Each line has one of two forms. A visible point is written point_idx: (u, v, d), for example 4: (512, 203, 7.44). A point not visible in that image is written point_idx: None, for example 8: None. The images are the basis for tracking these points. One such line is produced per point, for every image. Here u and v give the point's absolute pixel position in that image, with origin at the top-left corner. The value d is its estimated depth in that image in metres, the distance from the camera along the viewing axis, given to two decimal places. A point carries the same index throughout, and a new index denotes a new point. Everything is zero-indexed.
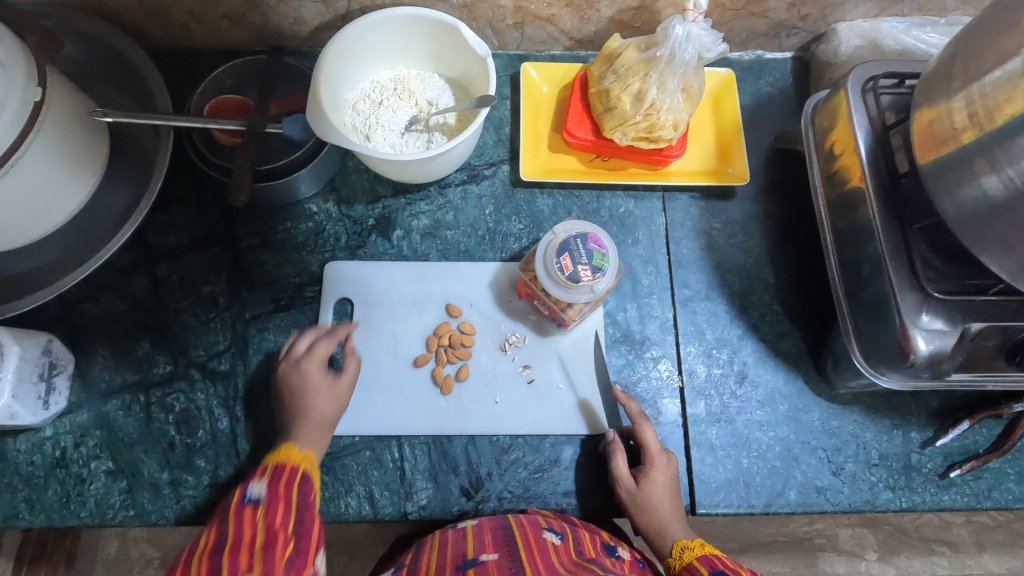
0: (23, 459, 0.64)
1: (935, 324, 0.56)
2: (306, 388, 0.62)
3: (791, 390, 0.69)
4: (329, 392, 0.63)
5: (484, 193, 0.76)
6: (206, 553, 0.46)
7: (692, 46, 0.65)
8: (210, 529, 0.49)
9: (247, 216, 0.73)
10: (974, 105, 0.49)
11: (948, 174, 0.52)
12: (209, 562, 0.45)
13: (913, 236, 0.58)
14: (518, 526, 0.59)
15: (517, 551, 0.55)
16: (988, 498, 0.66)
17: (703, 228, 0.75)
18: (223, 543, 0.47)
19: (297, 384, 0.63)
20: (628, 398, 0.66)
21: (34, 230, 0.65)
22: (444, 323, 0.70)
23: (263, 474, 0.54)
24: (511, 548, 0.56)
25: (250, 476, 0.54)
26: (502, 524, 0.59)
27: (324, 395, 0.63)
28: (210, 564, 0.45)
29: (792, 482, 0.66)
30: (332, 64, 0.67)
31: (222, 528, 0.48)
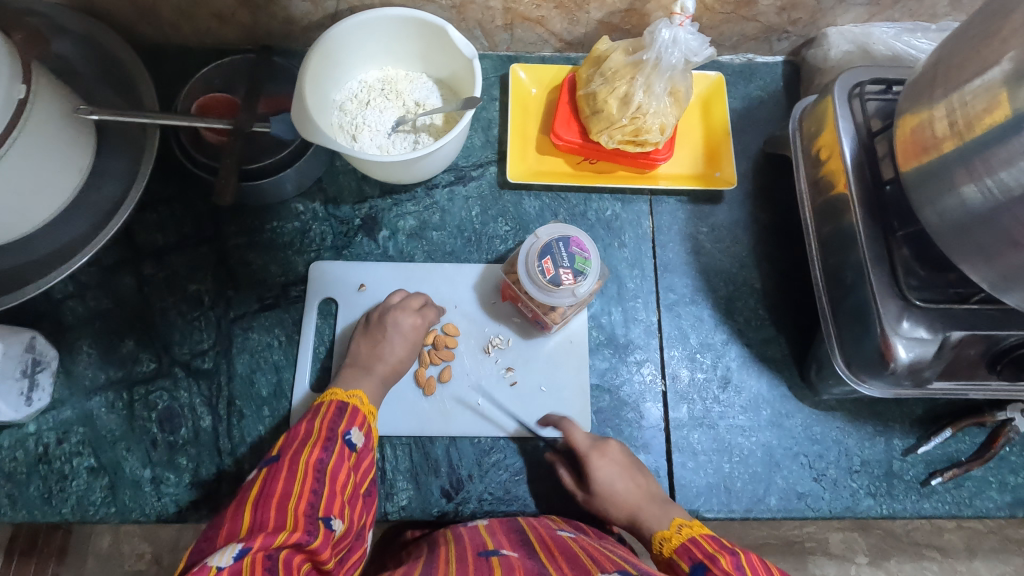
0: (6, 455, 0.64)
1: (916, 332, 0.56)
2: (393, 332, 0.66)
3: (775, 396, 0.69)
4: (411, 343, 0.66)
5: (471, 194, 0.76)
6: (314, 475, 0.53)
7: (679, 50, 0.65)
8: (315, 449, 0.55)
9: (233, 215, 0.73)
10: (955, 113, 0.49)
11: (930, 184, 0.52)
12: (313, 488, 0.52)
13: (896, 244, 0.58)
14: (532, 528, 0.59)
15: (535, 547, 0.54)
16: (970, 506, 0.66)
17: (690, 232, 0.75)
18: (326, 475, 0.54)
19: (386, 325, 0.66)
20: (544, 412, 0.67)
21: (19, 227, 0.65)
22: (447, 323, 0.70)
23: (364, 426, 0.60)
24: (530, 546, 0.55)
25: (353, 417, 0.59)
26: (517, 527, 0.59)
27: (403, 345, 0.66)
28: (313, 489, 0.52)
29: (773, 487, 0.66)
30: (318, 64, 0.67)
31: (327, 458, 0.55)
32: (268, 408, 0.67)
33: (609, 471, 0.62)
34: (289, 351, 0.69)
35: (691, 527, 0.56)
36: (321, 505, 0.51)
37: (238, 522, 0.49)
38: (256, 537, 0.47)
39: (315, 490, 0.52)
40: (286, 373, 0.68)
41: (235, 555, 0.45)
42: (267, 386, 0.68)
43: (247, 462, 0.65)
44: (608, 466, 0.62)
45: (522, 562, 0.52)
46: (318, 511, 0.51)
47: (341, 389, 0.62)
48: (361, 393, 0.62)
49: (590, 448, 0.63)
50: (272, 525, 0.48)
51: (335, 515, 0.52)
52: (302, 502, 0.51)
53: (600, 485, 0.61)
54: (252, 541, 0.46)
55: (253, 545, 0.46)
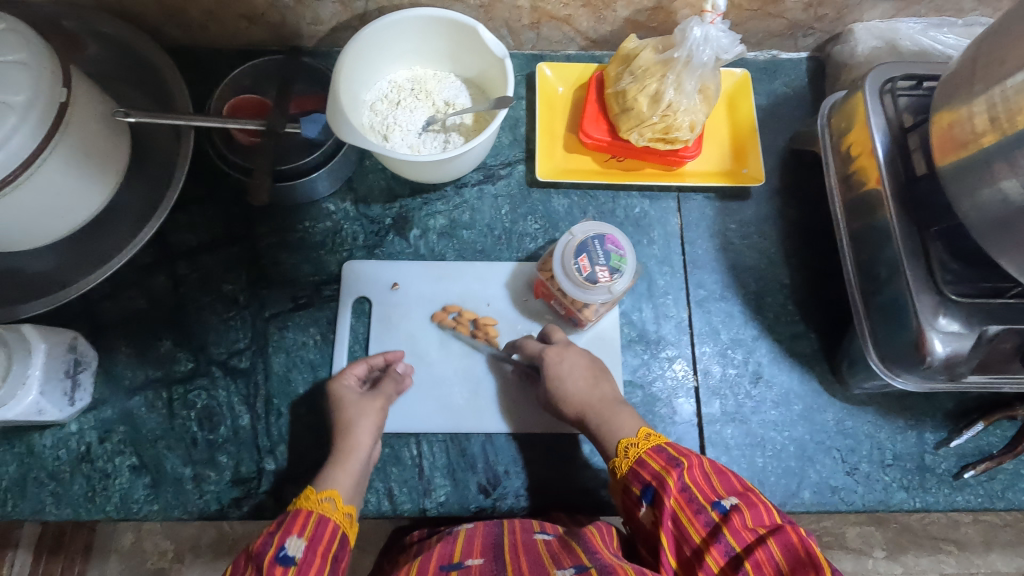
0: (49, 454, 0.65)
1: (953, 327, 0.56)
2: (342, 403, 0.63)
3: (806, 390, 0.70)
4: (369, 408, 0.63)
5: (500, 193, 0.76)
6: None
7: (710, 47, 0.65)
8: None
9: (265, 215, 0.73)
10: (995, 109, 0.49)
11: (967, 178, 0.52)
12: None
13: (931, 239, 0.59)
14: (510, 533, 0.59)
15: (502, 552, 0.56)
16: (1002, 499, 0.67)
17: (718, 228, 0.76)
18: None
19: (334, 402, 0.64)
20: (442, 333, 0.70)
21: (59, 229, 0.66)
22: (450, 302, 0.72)
23: (303, 529, 0.53)
24: (497, 551, 0.56)
25: (290, 524, 0.53)
26: (496, 531, 0.59)
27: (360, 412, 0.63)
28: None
29: (806, 481, 0.67)
30: (351, 64, 0.68)
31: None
32: (305, 406, 0.68)
33: (570, 369, 0.64)
34: (325, 349, 0.70)
35: (638, 445, 0.58)
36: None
37: None
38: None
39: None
40: (322, 372, 0.69)
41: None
42: (304, 384, 0.68)
43: (286, 460, 0.66)
44: (569, 361, 0.65)
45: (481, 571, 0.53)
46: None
47: (314, 488, 0.57)
48: (335, 494, 0.57)
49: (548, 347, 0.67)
50: None
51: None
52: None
53: (555, 381, 0.64)
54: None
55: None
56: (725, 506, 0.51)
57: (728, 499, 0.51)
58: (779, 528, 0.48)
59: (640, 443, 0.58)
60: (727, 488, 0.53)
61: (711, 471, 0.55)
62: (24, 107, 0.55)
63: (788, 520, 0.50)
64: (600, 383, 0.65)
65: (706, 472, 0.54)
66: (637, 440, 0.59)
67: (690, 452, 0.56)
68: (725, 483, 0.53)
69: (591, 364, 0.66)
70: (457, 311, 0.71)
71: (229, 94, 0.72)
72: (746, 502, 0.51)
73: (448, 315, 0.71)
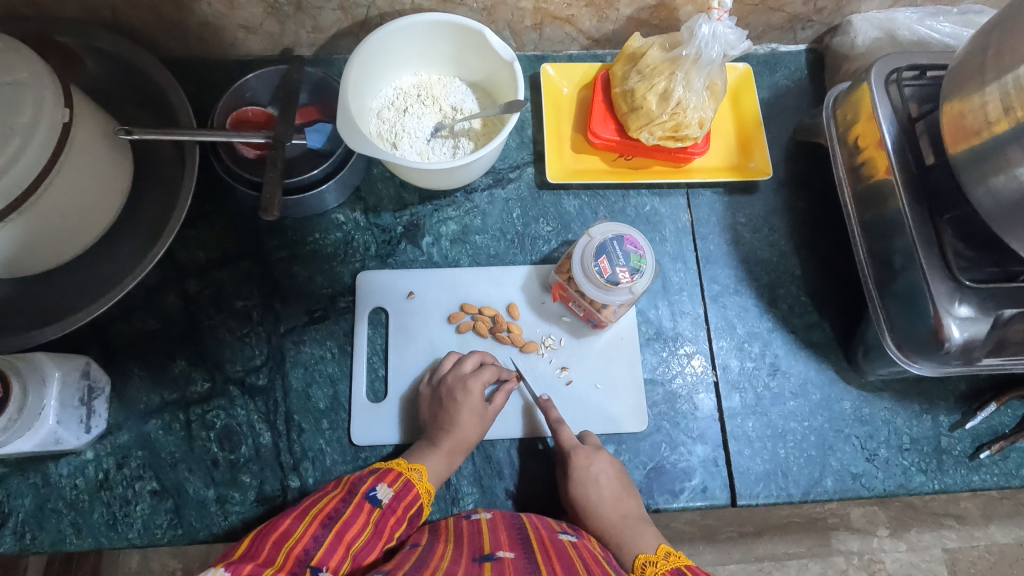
0: (66, 483, 0.63)
1: (968, 313, 0.58)
2: (463, 409, 0.64)
3: (823, 379, 0.71)
4: (477, 420, 0.65)
5: (510, 196, 0.76)
6: (320, 522, 0.52)
7: (718, 44, 0.65)
8: (334, 499, 0.55)
9: (275, 229, 0.72)
10: (1008, 97, 0.50)
11: (981, 165, 0.53)
12: (315, 534, 0.51)
13: (944, 226, 0.60)
14: (532, 526, 0.58)
15: (533, 549, 0.54)
16: (1017, 477, 0.68)
17: (728, 223, 0.76)
18: (335, 524, 0.53)
19: (459, 399, 0.64)
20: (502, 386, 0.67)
21: (65, 252, 0.64)
22: (467, 301, 0.71)
23: (393, 482, 0.59)
24: (528, 547, 0.54)
25: (382, 475, 0.59)
26: (517, 524, 0.59)
27: (470, 424, 0.64)
28: (314, 534, 0.51)
29: (828, 469, 0.68)
30: (358, 72, 0.67)
31: (343, 509, 0.55)
32: (327, 420, 0.67)
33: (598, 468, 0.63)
34: (343, 362, 0.69)
35: (656, 564, 0.59)
36: (316, 553, 0.50)
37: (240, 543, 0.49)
38: (244, 565, 0.46)
39: (317, 536, 0.51)
40: (342, 385, 0.68)
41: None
42: (323, 398, 0.68)
43: (310, 476, 0.65)
44: (591, 462, 0.63)
45: (515, 565, 0.51)
46: (311, 560, 0.49)
47: (405, 460, 0.62)
48: (422, 468, 0.61)
49: (578, 446, 0.64)
50: (262, 557, 0.48)
51: (327, 567, 0.50)
52: (299, 546, 0.50)
53: (578, 486, 0.62)
54: (239, 569, 0.45)
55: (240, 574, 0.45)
56: None
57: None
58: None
59: (658, 562, 0.59)
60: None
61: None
62: (27, 130, 0.54)
63: None
64: (622, 480, 0.64)
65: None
66: (655, 558, 0.60)
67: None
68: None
69: (619, 471, 0.65)
70: (474, 309, 0.71)
71: (231, 106, 0.71)
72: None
73: (465, 315, 0.71)
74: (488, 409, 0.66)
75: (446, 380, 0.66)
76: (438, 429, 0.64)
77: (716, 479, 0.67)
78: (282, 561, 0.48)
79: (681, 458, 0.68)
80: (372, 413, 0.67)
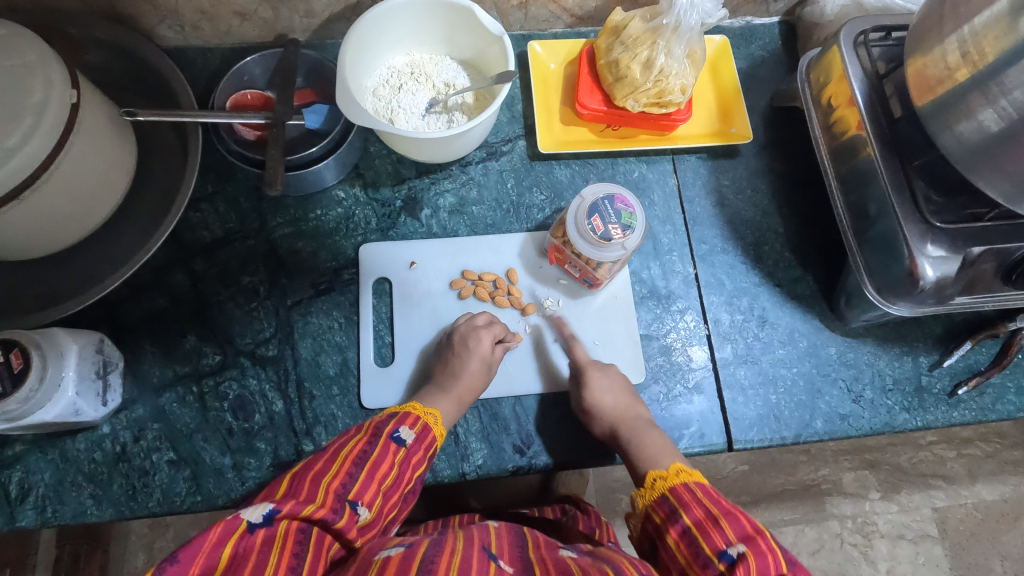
0: (84, 457, 0.65)
1: (940, 252, 0.61)
2: (473, 355, 0.67)
3: (809, 328, 0.74)
4: (485, 368, 0.67)
5: (504, 167, 0.79)
6: (352, 461, 0.55)
7: (696, 13, 0.69)
8: (360, 441, 0.57)
9: (277, 207, 0.74)
10: (966, 44, 0.54)
11: (947, 112, 0.57)
12: (349, 471, 0.54)
13: (914, 173, 0.63)
14: (534, 534, 0.59)
15: (533, 564, 0.53)
16: (993, 411, 0.72)
17: (712, 186, 0.80)
18: (365, 463, 0.56)
19: (470, 346, 0.67)
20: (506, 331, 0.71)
21: (74, 233, 0.66)
22: (467, 269, 0.74)
23: (415, 424, 0.61)
24: (528, 564, 0.53)
25: (403, 417, 0.61)
26: (521, 530, 0.59)
27: (479, 371, 0.67)
28: (348, 472, 0.54)
29: (817, 411, 0.71)
30: (354, 50, 0.69)
31: (371, 449, 0.57)
32: (337, 386, 0.69)
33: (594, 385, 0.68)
34: (350, 331, 0.71)
35: (644, 495, 0.61)
36: (352, 489, 0.54)
37: (278, 485, 0.53)
38: (286, 502, 0.49)
39: (351, 474, 0.54)
40: (350, 353, 0.70)
41: (266, 513, 0.47)
42: (333, 365, 0.70)
43: (324, 440, 0.67)
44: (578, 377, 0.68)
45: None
46: (349, 494, 0.53)
47: (420, 403, 0.64)
48: (436, 412, 0.64)
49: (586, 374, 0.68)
50: (304, 496, 0.51)
51: (363, 501, 0.54)
52: (335, 482, 0.53)
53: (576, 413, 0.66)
54: (281, 506, 0.49)
55: (283, 509, 0.49)
56: (730, 553, 0.52)
57: (737, 547, 0.52)
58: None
59: (647, 491, 0.61)
60: (734, 531, 0.54)
61: (715, 510, 0.56)
62: (38, 109, 0.56)
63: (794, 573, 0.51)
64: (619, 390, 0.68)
65: (707, 514, 0.56)
66: (643, 491, 0.62)
67: (692, 499, 0.58)
68: (734, 523, 0.55)
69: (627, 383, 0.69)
70: (474, 276, 0.74)
71: (230, 90, 0.73)
72: (754, 550, 0.52)
73: (466, 282, 0.74)
74: (493, 357, 0.69)
75: (457, 329, 0.69)
76: (449, 374, 0.66)
77: (713, 426, 0.70)
78: (321, 499, 0.51)
79: (679, 407, 0.71)
80: (380, 377, 0.69)
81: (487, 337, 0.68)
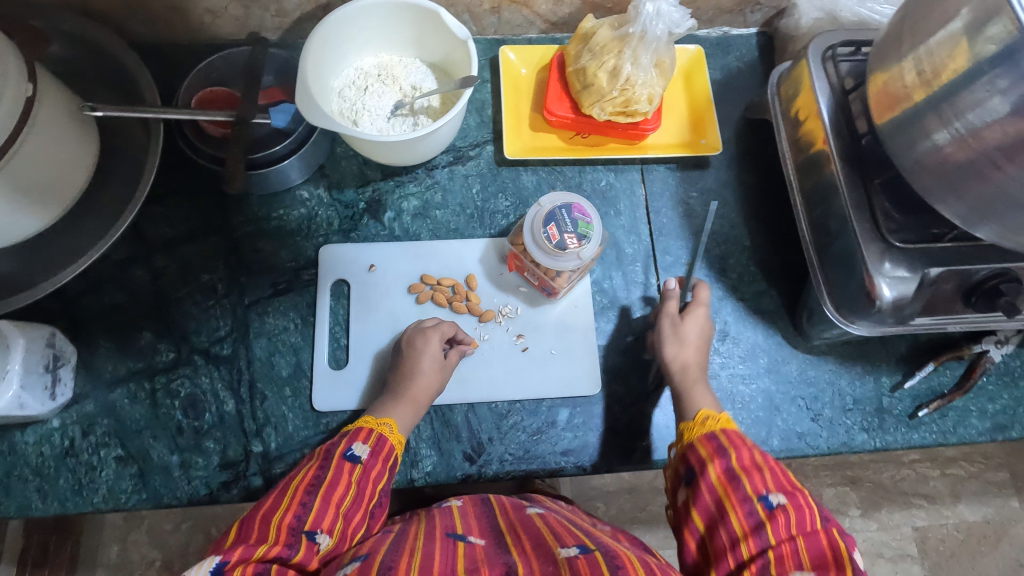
0: (32, 451, 0.65)
1: (898, 272, 0.60)
2: (423, 355, 0.66)
3: (771, 344, 0.74)
4: (439, 368, 0.67)
5: (470, 172, 0.78)
6: (303, 490, 0.55)
7: (662, 22, 0.68)
8: (312, 468, 0.57)
9: (239, 205, 0.74)
10: (922, 64, 0.53)
11: (904, 132, 0.56)
12: (302, 501, 0.54)
13: (874, 191, 0.63)
14: (500, 507, 0.60)
15: (502, 532, 0.54)
16: (954, 434, 0.71)
17: (681, 197, 0.79)
18: (318, 489, 0.55)
19: (418, 346, 0.67)
20: (462, 334, 0.71)
21: (31, 226, 0.66)
22: (426, 273, 0.74)
23: (368, 439, 0.60)
24: (498, 534, 0.54)
25: (354, 434, 0.60)
26: (488, 508, 0.60)
27: (431, 372, 0.66)
28: (301, 502, 0.54)
29: (775, 429, 0.71)
30: (317, 51, 0.69)
31: (324, 473, 0.56)
32: (289, 388, 0.69)
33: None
34: (306, 332, 0.71)
35: (694, 428, 0.60)
36: (308, 519, 0.53)
37: (231, 534, 0.52)
38: (235, 549, 0.48)
39: (305, 503, 0.54)
40: (304, 354, 0.70)
41: (214, 567, 0.46)
42: (287, 366, 0.70)
43: (273, 442, 0.67)
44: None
45: (486, 551, 0.51)
46: (304, 525, 0.52)
47: (373, 415, 0.63)
48: (392, 422, 0.63)
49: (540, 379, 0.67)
50: (255, 537, 0.50)
51: (322, 529, 0.53)
52: (288, 515, 0.52)
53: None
54: (230, 555, 0.48)
55: (232, 558, 0.47)
56: (771, 500, 0.52)
57: (778, 496, 0.52)
58: (823, 534, 0.49)
59: (698, 425, 0.60)
60: (773, 483, 0.53)
61: (756, 461, 0.55)
62: None
63: (827, 517, 0.51)
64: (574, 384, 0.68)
65: (753, 460, 0.55)
66: (695, 422, 0.61)
67: (742, 442, 0.57)
68: (773, 476, 0.54)
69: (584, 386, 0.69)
70: (433, 280, 0.73)
71: (196, 87, 0.73)
72: (794, 503, 0.52)
73: (425, 286, 0.73)
74: (446, 360, 0.68)
75: (406, 332, 0.69)
76: (402, 379, 0.65)
77: (667, 440, 0.70)
78: (274, 537, 0.50)
79: (634, 420, 0.70)
80: (333, 380, 0.69)
81: (436, 338, 0.68)
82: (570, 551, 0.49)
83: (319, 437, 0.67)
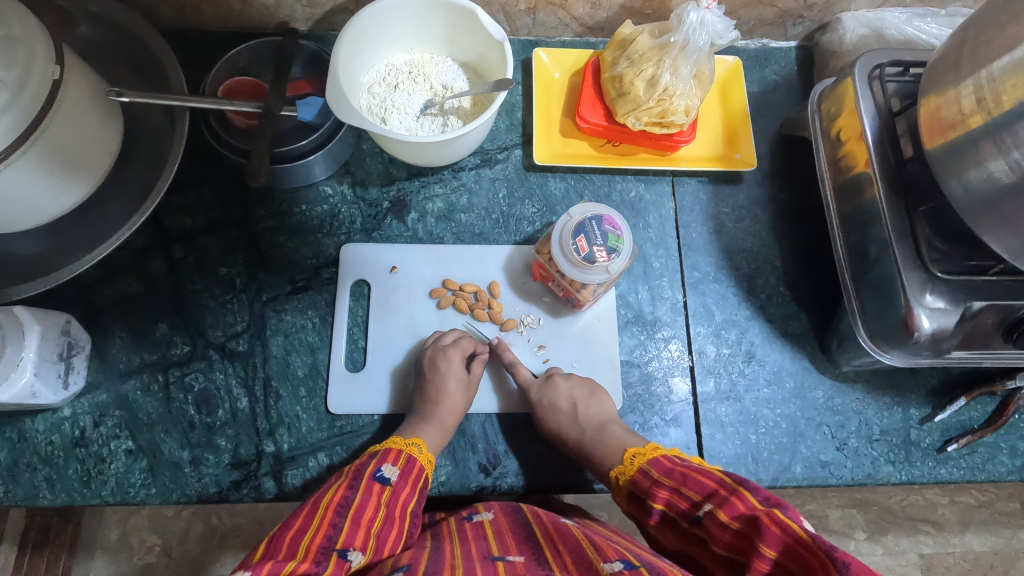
0: (42, 440, 0.64)
1: (939, 304, 0.58)
2: (448, 376, 0.65)
3: (797, 368, 0.72)
4: (464, 388, 0.66)
5: (497, 176, 0.77)
6: (334, 510, 0.52)
7: (706, 32, 0.66)
8: (341, 488, 0.55)
9: (261, 199, 0.73)
10: (982, 90, 0.51)
11: (956, 159, 0.54)
12: (332, 522, 0.51)
13: (919, 219, 0.60)
14: (535, 516, 0.59)
15: (541, 549, 0.54)
16: (983, 471, 0.69)
17: (711, 212, 0.77)
18: (348, 510, 0.53)
19: (442, 368, 0.65)
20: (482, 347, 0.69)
21: (50, 210, 0.65)
22: (449, 277, 0.72)
23: (398, 461, 0.60)
24: (535, 548, 0.54)
25: (384, 456, 0.60)
26: (521, 518, 0.59)
27: (457, 392, 0.65)
28: (331, 522, 0.51)
29: (798, 456, 0.69)
30: (350, 45, 0.67)
31: (352, 495, 0.54)
32: (304, 388, 0.68)
33: (569, 394, 0.66)
34: (323, 332, 0.70)
35: (626, 471, 0.61)
36: (339, 538, 0.50)
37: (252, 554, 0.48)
38: (264, 564, 0.45)
39: (335, 523, 0.51)
40: (321, 354, 0.69)
41: None
42: (302, 366, 0.68)
43: (286, 442, 0.66)
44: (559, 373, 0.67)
45: (527, 568, 0.51)
46: (335, 544, 0.50)
47: (402, 437, 0.62)
48: (421, 443, 0.62)
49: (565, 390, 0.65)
50: (283, 553, 0.47)
51: (354, 547, 0.50)
52: (319, 535, 0.49)
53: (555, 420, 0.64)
54: (259, 568, 0.44)
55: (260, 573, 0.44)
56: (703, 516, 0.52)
57: (704, 505, 0.52)
58: (754, 517, 0.48)
59: (625, 467, 0.61)
60: (699, 493, 0.54)
61: (673, 483, 0.56)
62: (16, 84, 0.54)
63: (760, 495, 0.49)
64: (597, 396, 0.67)
65: (671, 490, 0.56)
66: (623, 466, 0.61)
67: (651, 482, 0.58)
68: (694, 486, 0.54)
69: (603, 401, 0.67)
70: (455, 286, 0.72)
71: (224, 75, 0.72)
72: (719, 502, 0.51)
73: (446, 291, 0.72)
74: (470, 376, 0.67)
75: (425, 353, 0.68)
76: (427, 401, 0.64)
77: None
78: (302, 552, 0.47)
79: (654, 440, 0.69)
80: (350, 383, 0.68)
81: (459, 358, 0.66)
82: (615, 570, 0.48)
83: (331, 440, 0.66)
